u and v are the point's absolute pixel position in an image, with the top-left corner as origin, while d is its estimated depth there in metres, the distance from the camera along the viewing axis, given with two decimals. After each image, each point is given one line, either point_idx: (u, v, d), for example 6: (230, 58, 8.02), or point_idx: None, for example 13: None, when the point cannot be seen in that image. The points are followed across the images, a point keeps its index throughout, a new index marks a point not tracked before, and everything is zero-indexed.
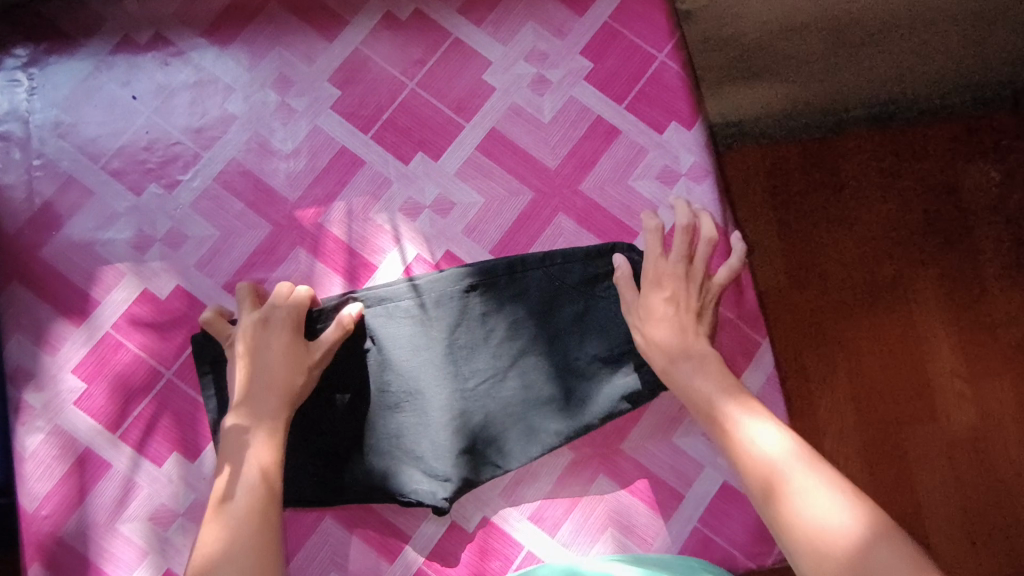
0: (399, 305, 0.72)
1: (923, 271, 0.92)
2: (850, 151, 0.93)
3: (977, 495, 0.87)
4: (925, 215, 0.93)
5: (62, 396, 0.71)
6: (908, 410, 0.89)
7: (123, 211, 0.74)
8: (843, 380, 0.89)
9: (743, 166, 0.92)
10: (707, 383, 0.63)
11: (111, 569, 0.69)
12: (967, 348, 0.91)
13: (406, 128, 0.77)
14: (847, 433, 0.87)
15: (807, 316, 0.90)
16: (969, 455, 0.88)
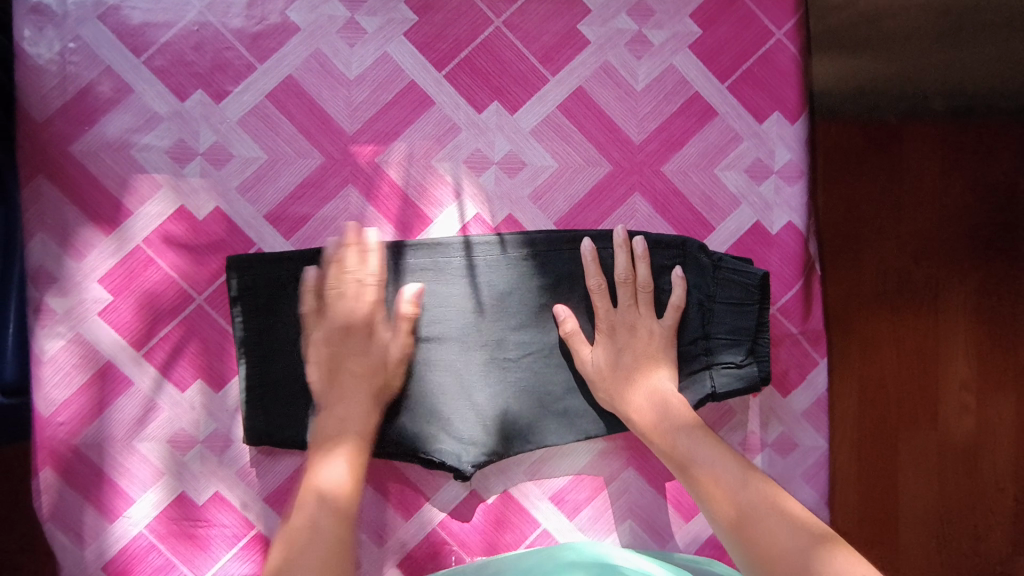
0: (449, 261, 0.68)
1: (962, 281, 0.75)
2: (919, 137, 0.74)
3: (953, 509, 0.75)
4: (986, 218, 0.75)
5: (85, 305, 0.67)
6: (906, 409, 0.75)
7: (166, 116, 0.68)
8: (856, 378, 0.75)
9: (835, 141, 0.74)
10: (717, 459, 0.61)
11: (126, 484, 0.68)
12: (986, 361, 0.76)
13: (484, 71, 0.70)
14: (842, 423, 0.74)
15: (853, 320, 0.75)
16: (959, 466, 0.75)
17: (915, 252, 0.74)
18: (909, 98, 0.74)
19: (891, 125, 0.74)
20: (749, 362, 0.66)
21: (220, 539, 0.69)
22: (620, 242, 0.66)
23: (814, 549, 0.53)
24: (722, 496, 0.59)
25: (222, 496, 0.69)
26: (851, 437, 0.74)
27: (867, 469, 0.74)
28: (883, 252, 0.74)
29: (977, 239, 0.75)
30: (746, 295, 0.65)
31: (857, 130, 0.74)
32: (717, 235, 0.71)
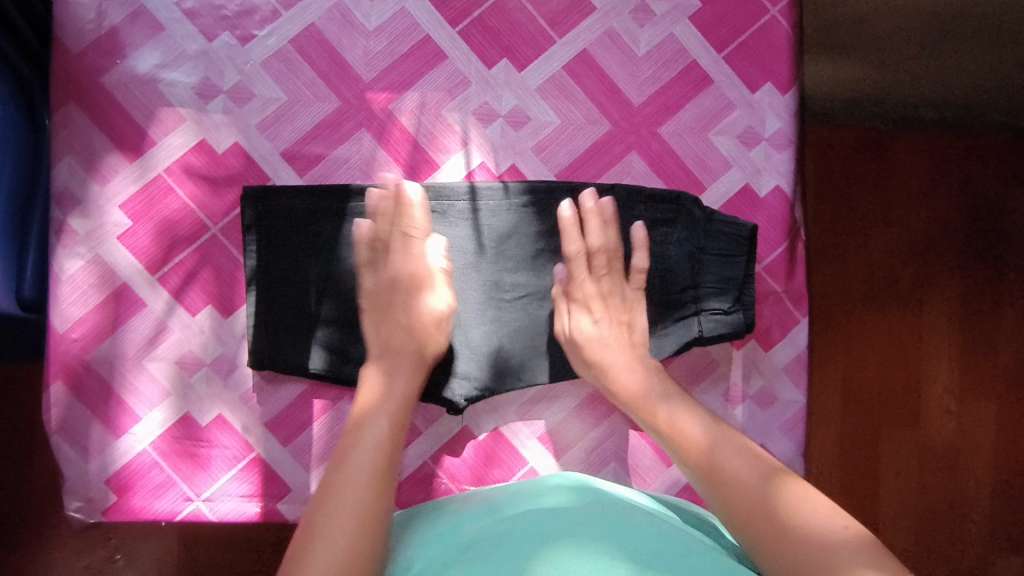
0: (453, 206, 0.72)
1: (951, 281, 1.08)
2: (903, 149, 1.06)
3: (936, 486, 1.07)
4: (958, 233, 1.07)
5: (105, 229, 0.70)
6: (890, 409, 1.06)
7: (193, 54, 0.71)
8: (840, 367, 1.06)
9: (825, 143, 1.05)
10: (691, 413, 0.64)
11: (134, 402, 0.71)
12: (964, 368, 1.08)
13: (496, 30, 0.74)
14: (825, 416, 1.06)
15: (843, 294, 1.06)
16: (939, 453, 1.07)
17: (904, 252, 1.07)
18: (896, 116, 1.04)
19: (883, 136, 1.06)
20: (735, 310, 0.71)
21: (221, 460, 0.72)
22: (591, 208, 0.70)
23: (774, 478, 0.58)
24: (691, 443, 0.62)
25: (225, 418, 0.72)
26: (837, 421, 1.06)
27: (857, 455, 1.06)
28: (848, 261, 1.06)
29: (960, 245, 1.08)
30: (735, 247, 0.71)
31: (838, 130, 1.05)
32: (707, 196, 0.75)
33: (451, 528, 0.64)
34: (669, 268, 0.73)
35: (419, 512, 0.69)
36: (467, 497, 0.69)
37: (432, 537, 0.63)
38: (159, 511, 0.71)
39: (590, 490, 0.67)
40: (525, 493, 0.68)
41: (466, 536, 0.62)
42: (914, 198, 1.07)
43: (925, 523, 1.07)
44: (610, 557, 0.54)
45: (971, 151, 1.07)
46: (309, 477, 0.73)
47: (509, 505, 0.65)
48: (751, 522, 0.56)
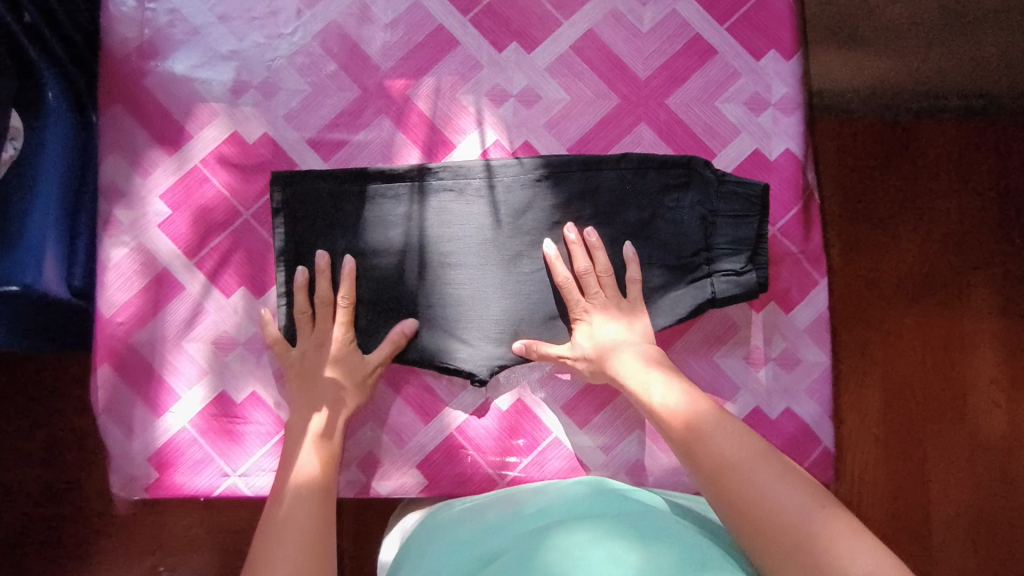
0: (471, 184, 0.74)
1: (986, 269, 1.06)
2: (926, 137, 1.06)
3: (988, 485, 1.04)
4: (992, 220, 1.06)
5: (148, 218, 0.75)
6: (936, 406, 1.04)
7: (226, 54, 0.77)
8: (878, 362, 1.04)
9: (837, 134, 1.06)
10: (681, 394, 0.64)
11: (172, 381, 0.74)
12: (1008, 358, 1.05)
13: (505, 16, 0.78)
14: (870, 418, 1.03)
15: (874, 285, 1.04)
16: (989, 451, 1.04)
17: (934, 243, 1.06)
18: (910, 105, 1.06)
19: (901, 126, 1.06)
20: (748, 270, 0.71)
21: (255, 436, 0.74)
22: (574, 240, 0.73)
23: (751, 460, 0.56)
24: (679, 421, 0.62)
25: (258, 395, 0.75)
26: (877, 420, 1.03)
27: (900, 456, 1.03)
28: (880, 253, 1.05)
29: (993, 232, 1.06)
30: (748, 207, 0.72)
31: (851, 124, 1.06)
32: (719, 161, 0.76)
33: (466, 539, 0.63)
34: (683, 232, 0.73)
35: (444, 521, 0.68)
36: (498, 498, 0.69)
37: (450, 543, 0.64)
38: (197, 487, 0.73)
39: (615, 493, 0.66)
40: (544, 496, 0.68)
41: (477, 550, 0.61)
42: (942, 187, 1.07)
43: (977, 527, 1.03)
44: (620, 559, 0.54)
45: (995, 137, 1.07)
46: None
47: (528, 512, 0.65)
48: (730, 510, 0.55)
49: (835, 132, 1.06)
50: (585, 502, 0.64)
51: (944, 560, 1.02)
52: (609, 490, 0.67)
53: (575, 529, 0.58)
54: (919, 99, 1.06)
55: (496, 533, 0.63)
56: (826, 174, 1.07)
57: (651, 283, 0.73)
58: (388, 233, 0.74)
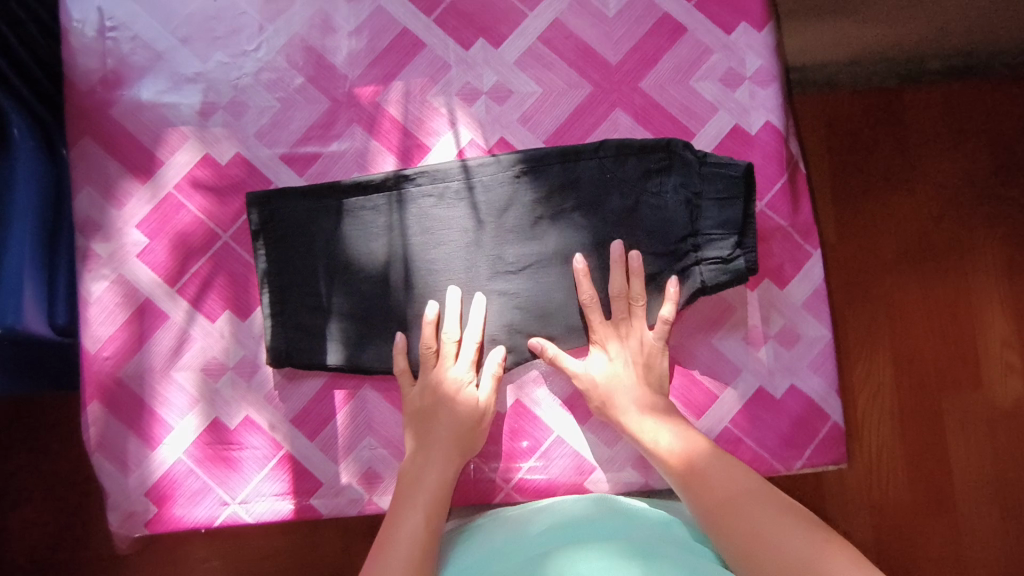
0: (449, 187, 0.73)
1: (986, 229, 1.04)
2: (912, 102, 1.05)
3: (1008, 449, 1.01)
4: (987, 179, 1.04)
5: (126, 249, 0.74)
6: (948, 372, 1.01)
7: (192, 77, 0.76)
8: (883, 330, 1.02)
9: (816, 107, 1.05)
10: (674, 433, 0.67)
11: (164, 413, 0.73)
12: (1017, 317, 1.03)
13: (470, 14, 0.77)
14: (881, 390, 1.01)
15: (872, 256, 1.02)
16: (1006, 415, 1.01)
17: (932, 207, 1.03)
18: (894, 70, 1.04)
19: (885, 92, 1.05)
20: (736, 255, 0.70)
21: (252, 461, 0.73)
22: (618, 259, 0.71)
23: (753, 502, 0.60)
24: (677, 459, 0.65)
25: (252, 419, 0.73)
26: (889, 391, 1.01)
27: (916, 427, 1.01)
28: (878, 223, 1.03)
29: (990, 192, 1.04)
30: (731, 188, 0.70)
31: (831, 96, 1.05)
32: (699, 140, 0.75)
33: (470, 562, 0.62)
34: (668, 218, 0.71)
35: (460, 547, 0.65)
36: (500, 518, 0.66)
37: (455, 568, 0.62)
38: (197, 519, 0.72)
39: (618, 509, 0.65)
40: (544, 513, 0.65)
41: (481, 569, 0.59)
42: (934, 151, 1.05)
43: (1001, 494, 1.00)
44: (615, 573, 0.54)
45: (982, 96, 1.05)
46: (337, 469, 0.73)
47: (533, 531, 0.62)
48: (739, 553, 0.58)
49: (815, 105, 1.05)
50: (589, 522, 0.62)
51: (974, 533, 1.00)
52: (615, 510, 0.65)
53: (586, 558, 0.56)
54: (904, 63, 1.03)
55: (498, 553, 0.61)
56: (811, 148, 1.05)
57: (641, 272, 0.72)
58: (371, 244, 0.73)
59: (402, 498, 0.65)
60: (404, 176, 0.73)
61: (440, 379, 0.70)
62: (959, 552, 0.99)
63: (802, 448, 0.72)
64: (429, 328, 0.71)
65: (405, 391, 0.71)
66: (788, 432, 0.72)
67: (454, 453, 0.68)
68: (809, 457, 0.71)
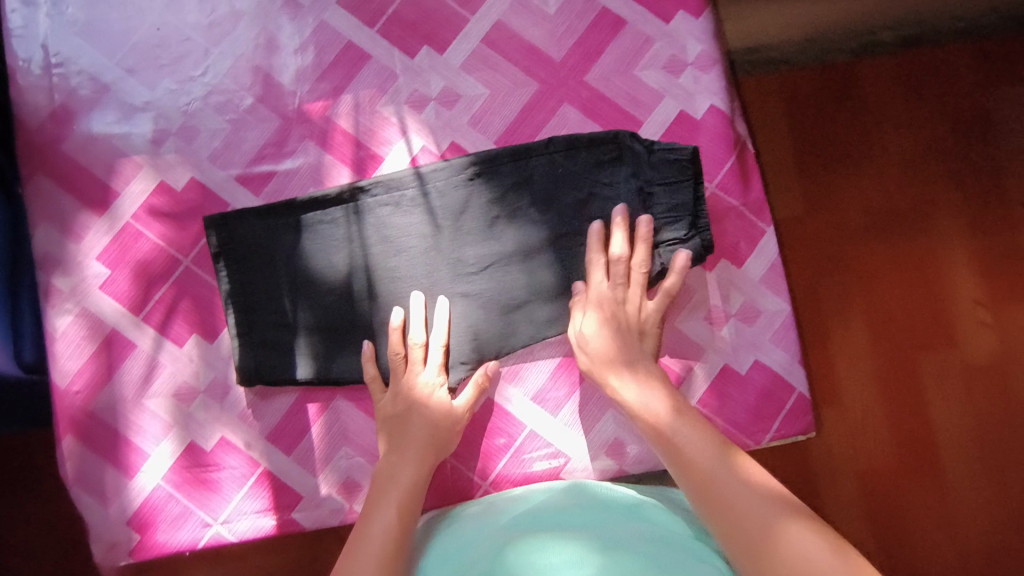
0: (404, 194, 0.74)
1: (950, 192, 1.03)
2: (867, 73, 1.04)
3: (992, 412, 0.99)
4: (948, 142, 1.04)
5: (88, 282, 0.74)
6: (924, 337, 1.00)
7: (141, 106, 0.76)
8: (857, 299, 1.01)
9: (769, 88, 1.05)
10: (648, 389, 0.68)
11: (139, 441, 0.73)
12: (987, 277, 1.02)
13: (412, 22, 0.78)
14: (862, 359, 1.00)
15: (839, 226, 1.02)
16: (987, 376, 1.00)
17: (894, 174, 1.03)
18: (842, 46, 1.05)
19: (837, 66, 1.05)
20: (691, 236, 0.72)
21: (230, 481, 0.73)
22: (619, 222, 0.71)
23: (718, 472, 0.61)
24: (651, 415, 0.66)
25: (228, 439, 0.74)
26: (869, 361, 1.00)
27: (897, 394, 1.00)
28: (842, 194, 1.02)
29: (950, 155, 1.04)
30: (681, 172, 0.71)
31: (783, 75, 1.05)
32: (646, 129, 0.76)
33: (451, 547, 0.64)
34: (622, 207, 0.73)
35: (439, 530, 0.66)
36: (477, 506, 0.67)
37: (434, 559, 0.63)
38: (180, 543, 0.72)
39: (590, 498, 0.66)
40: (520, 501, 0.67)
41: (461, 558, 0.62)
42: (891, 119, 1.04)
43: (989, 455, 0.99)
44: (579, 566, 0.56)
45: (936, 61, 1.05)
46: (316, 482, 0.74)
47: (506, 522, 0.64)
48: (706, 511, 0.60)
49: (768, 85, 1.05)
50: (565, 513, 0.64)
51: (963, 499, 0.98)
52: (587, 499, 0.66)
53: (555, 552, 0.58)
54: (851, 39, 1.05)
55: (476, 546, 0.62)
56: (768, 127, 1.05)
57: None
58: (332, 257, 0.74)
59: (376, 497, 0.66)
60: (358, 188, 0.74)
61: (411, 385, 0.70)
62: (949, 516, 0.98)
63: (771, 421, 0.73)
64: (395, 335, 0.72)
65: (376, 398, 0.72)
66: (755, 406, 0.73)
67: (429, 451, 0.68)
68: (778, 429, 0.73)
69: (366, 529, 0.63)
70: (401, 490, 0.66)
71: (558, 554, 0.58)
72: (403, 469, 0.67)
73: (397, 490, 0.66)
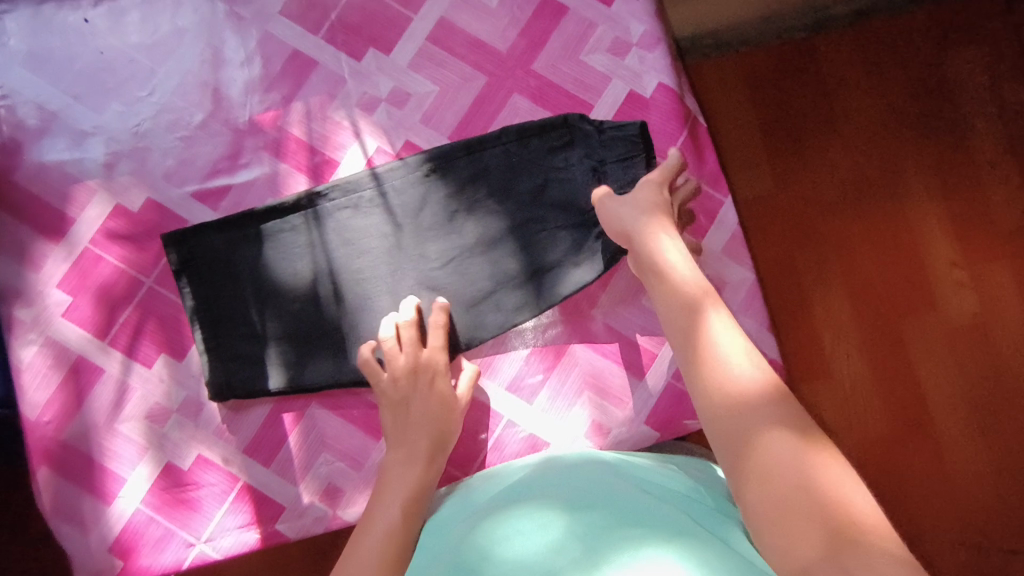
0: (362, 197, 0.74)
1: (918, 152, 1.00)
2: (822, 41, 1.01)
3: (978, 369, 0.97)
4: (910, 101, 1.00)
5: (50, 310, 0.74)
6: (904, 300, 0.98)
7: (91, 131, 0.76)
8: (834, 270, 0.99)
9: (723, 68, 1.02)
10: (647, 240, 0.60)
11: (115, 466, 0.73)
12: (961, 234, 0.99)
13: (356, 25, 0.78)
14: (845, 327, 0.98)
15: (807, 199, 1.00)
16: (969, 334, 0.98)
17: (860, 139, 1.00)
18: (794, 17, 1.01)
19: (792, 38, 1.01)
20: None
21: (211, 498, 0.73)
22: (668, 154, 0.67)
23: (713, 364, 0.50)
24: (649, 261, 0.59)
25: (205, 456, 0.73)
26: (852, 331, 0.98)
27: (882, 360, 0.98)
28: (809, 165, 1.00)
29: (914, 113, 1.00)
30: (632, 148, 0.72)
31: (736, 53, 1.02)
32: (597, 112, 0.77)
33: (444, 517, 0.63)
34: (578, 188, 0.74)
35: (433, 517, 0.65)
36: (473, 487, 0.66)
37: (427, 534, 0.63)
38: (165, 564, 0.71)
39: (566, 467, 0.63)
40: (499, 479, 0.65)
41: (441, 532, 0.61)
42: (851, 85, 1.01)
43: (978, 412, 0.97)
44: (548, 524, 0.53)
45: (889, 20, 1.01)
46: (298, 491, 0.73)
47: (481, 499, 0.62)
48: (686, 359, 0.52)
49: (721, 67, 1.02)
50: (542, 479, 0.62)
51: (959, 458, 0.96)
52: (559, 466, 0.64)
53: (528, 515, 0.54)
54: (804, 10, 1.01)
55: (453, 523, 0.61)
56: (728, 109, 1.01)
57: (563, 242, 0.73)
58: (296, 264, 0.74)
59: (379, 496, 0.66)
60: (313, 194, 0.74)
61: (416, 369, 0.70)
62: (945, 474, 0.96)
63: None
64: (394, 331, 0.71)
65: (376, 385, 0.71)
66: None
67: (429, 448, 0.68)
68: None
69: (369, 526, 0.63)
70: (405, 487, 0.66)
71: (531, 519, 0.54)
72: (408, 466, 0.67)
73: (399, 485, 0.66)
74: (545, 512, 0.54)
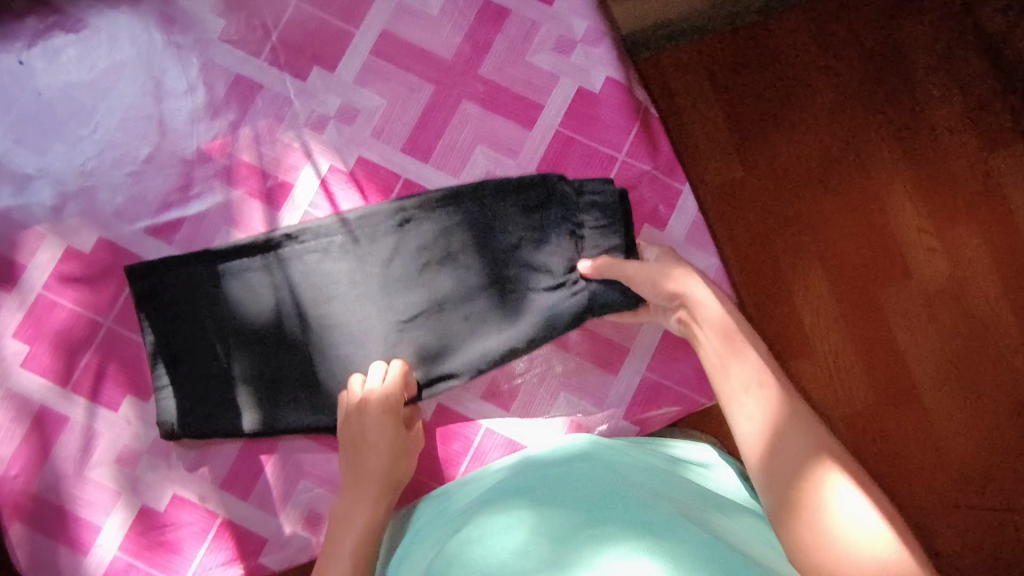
0: (331, 240, 0.72)
1: (880, 128, 1.00)
2: (777, 25, 1.01)
3: (957, 337, 0.98)
4: (868, 78, 1.00)
5: (7, 361, 0.72)
6: (880, 276, 0.99)
7: (34, 174, 0.74)
8: (810, 255, 0.99)
9: (683, 59, 1.01)
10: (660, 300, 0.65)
11: (88, 514, 0.71)
12: (929, 204, 0.99)
13: (298, 44, 0.77)
14: (826, 310, 0.98)
15: (779, 186, 0.99)
16: (946, 301, 0.98)
17: (824, 121, 1.00)
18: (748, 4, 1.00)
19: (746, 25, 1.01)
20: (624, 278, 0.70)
21: (190, 537, 0.71)
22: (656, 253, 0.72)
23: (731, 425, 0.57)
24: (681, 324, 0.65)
25: (180, 496, 0.72)
26: (833, 313, 0.98)
27: (864, 339, 0.98)
28: (777, 152, 1.00)
29: (874, 90, 1.00)
30: (611, 215, 0.71)
31: (693, 44, 1.01)
32: (548, 111, 0.77)
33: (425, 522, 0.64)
34: (552, 244, 0.71)
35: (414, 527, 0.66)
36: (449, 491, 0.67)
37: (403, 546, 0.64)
38: None
39: (535, 466, 0.63)
40: (474, 484, 0.65)
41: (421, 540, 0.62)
42: (811, 67, 1.01)
43: (961, 378, 0.98)
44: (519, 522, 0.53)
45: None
46: (278, 522, 0.72)
47: (458, 504, 0.62)
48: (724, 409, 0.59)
49: (680, 57, 1.01)
50: (514, 478, 0.62)
51: (945, 423, 0.97)
52: (527, 465, 0.64)
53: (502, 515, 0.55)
54: None
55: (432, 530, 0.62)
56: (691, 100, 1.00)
57: (537, 307, 0.71)
58: (260, 304, 0.71)
59: (333, 542, 0.65)
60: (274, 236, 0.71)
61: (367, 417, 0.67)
62: (932, 439, 0.97)
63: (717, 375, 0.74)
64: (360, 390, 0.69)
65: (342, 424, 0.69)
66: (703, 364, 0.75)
67: (382, 492, 0.68)
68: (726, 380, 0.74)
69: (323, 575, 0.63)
70: (358, 529, 0.66)
71: (504, 517, 0.54)
72: (360, 508, 0.67)
73: (352, 529, 0.65)
74: (516, 512, 0.54)
